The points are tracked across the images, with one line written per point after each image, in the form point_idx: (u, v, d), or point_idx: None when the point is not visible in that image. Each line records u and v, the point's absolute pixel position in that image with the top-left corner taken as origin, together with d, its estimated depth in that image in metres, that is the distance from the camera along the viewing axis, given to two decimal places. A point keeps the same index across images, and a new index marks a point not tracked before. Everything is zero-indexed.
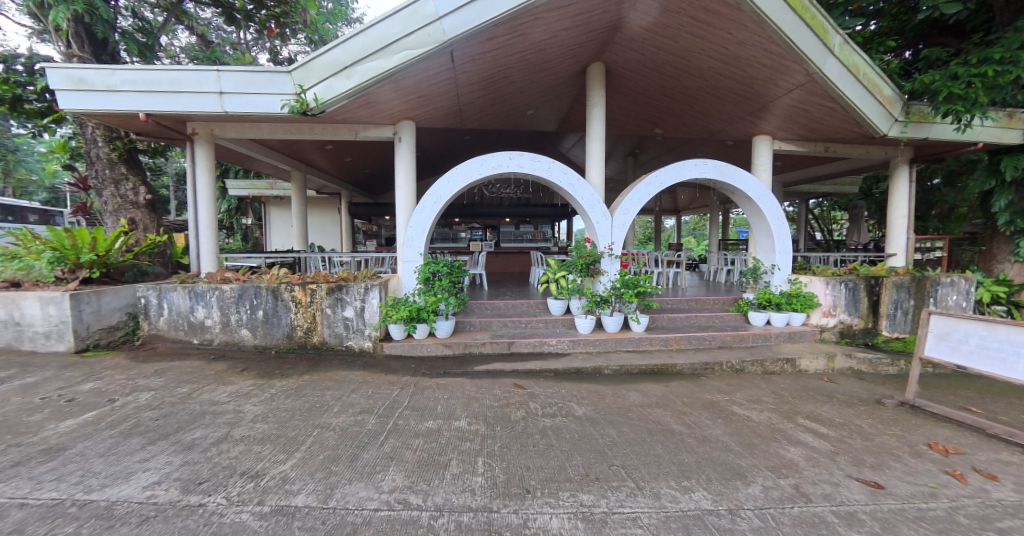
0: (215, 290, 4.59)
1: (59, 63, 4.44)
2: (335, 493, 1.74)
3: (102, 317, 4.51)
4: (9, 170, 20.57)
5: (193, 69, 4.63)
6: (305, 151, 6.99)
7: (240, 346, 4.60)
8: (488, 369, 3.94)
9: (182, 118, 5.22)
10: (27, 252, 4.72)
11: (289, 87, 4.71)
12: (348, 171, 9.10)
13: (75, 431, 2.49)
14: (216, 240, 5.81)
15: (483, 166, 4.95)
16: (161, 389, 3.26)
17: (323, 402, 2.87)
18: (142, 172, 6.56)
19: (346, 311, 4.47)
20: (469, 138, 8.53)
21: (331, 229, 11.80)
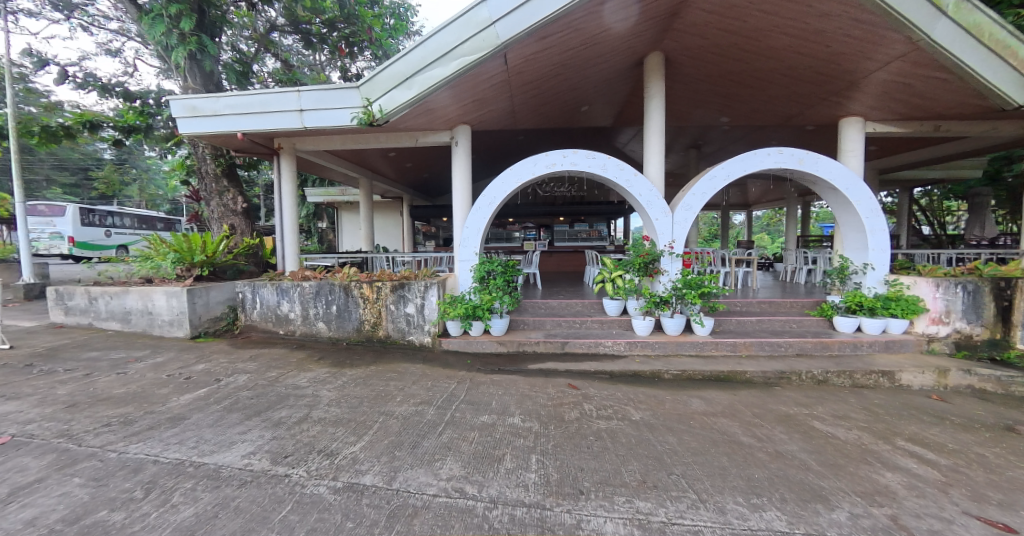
0: (297, 287, 5.12)
1: (178, 94, 5.24)
2: (398, 476, 1.86)
3: (210, 308, 5.25)
4: (142, 185, 24.63)
5: (278, 90, 5.21)
6: (371, 158, 7.52)
7: (317, 337, 5.09)
8: (542, 367, 3.95)
9: (271, 135, 5.90)
10: (156, 253, 5.64)
11: (357, 100, 5.11)
12: (409, 176, 9.62)
13: (190, 404, 2.94)
14: (298, 242, 6.47)
15: (536, 165, 4.96)
16: (255, 372, 3.73)
17: (387, 391, 3.08)
18: (239, 184, 7.53)
19: (408, 307, 4.74)
20: (522, 139, 8.60)
21: (394, 231, 12.59)
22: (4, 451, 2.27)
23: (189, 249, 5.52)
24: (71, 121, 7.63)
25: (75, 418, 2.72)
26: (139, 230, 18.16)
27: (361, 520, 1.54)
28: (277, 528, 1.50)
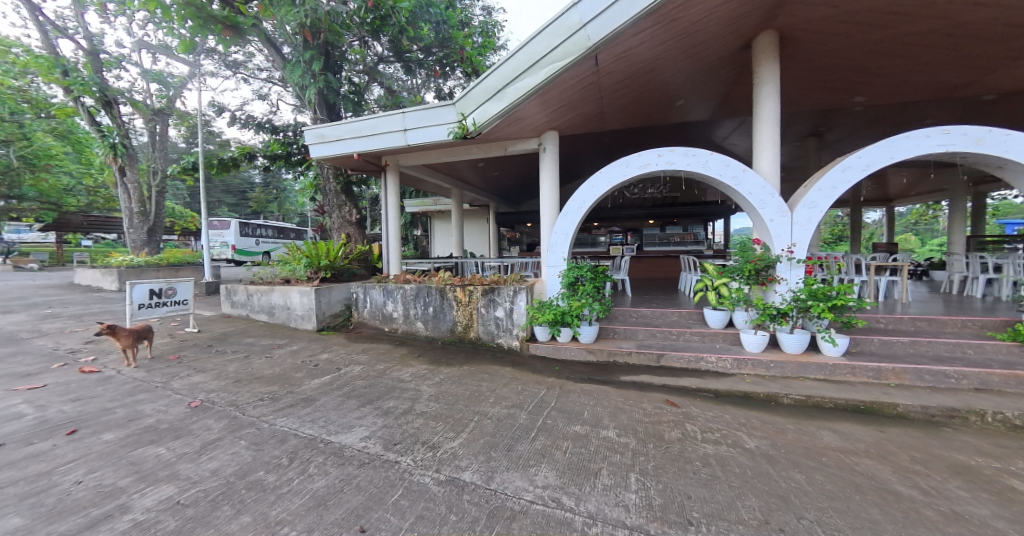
0: (400, 289, 5.66)
1: (312, 125, 6.24)
2: (495, 477, 1.91)
3: (331, 306, 6.09)
4: (282, 203, 29.86)
5: (386, 114, 5.85)
6: (463, 169, 8.00)
7: (416, 336, 5.54)
8: (634, 380, 3.73)
9: (379, 154, 6.63)
10: (293, 258, 6.74)
11: (453, 116, 5.48)
12: (495, 184, 10.00)
13: (319, 388, 3.42)
14: (400, 248, 7.16)
15: (628, 167, 4.73)
16: (366, 364, 4.19)
17: (480, 392, 3.20)
18: (354, 199, 8.63)
19: (497, 311, 4.90)
20: (609, 141, 8.33)
21: (481, 238, 13.18)
22: (197, 413, 2.91)
23: (317, 255, 6.47)
24: (237, 154, 9.61)
25: (240, 391, 3.37)
26: (280, 239, 22.02)
27: (463, 515, 1.62)
28: (391, 510, 1.65)
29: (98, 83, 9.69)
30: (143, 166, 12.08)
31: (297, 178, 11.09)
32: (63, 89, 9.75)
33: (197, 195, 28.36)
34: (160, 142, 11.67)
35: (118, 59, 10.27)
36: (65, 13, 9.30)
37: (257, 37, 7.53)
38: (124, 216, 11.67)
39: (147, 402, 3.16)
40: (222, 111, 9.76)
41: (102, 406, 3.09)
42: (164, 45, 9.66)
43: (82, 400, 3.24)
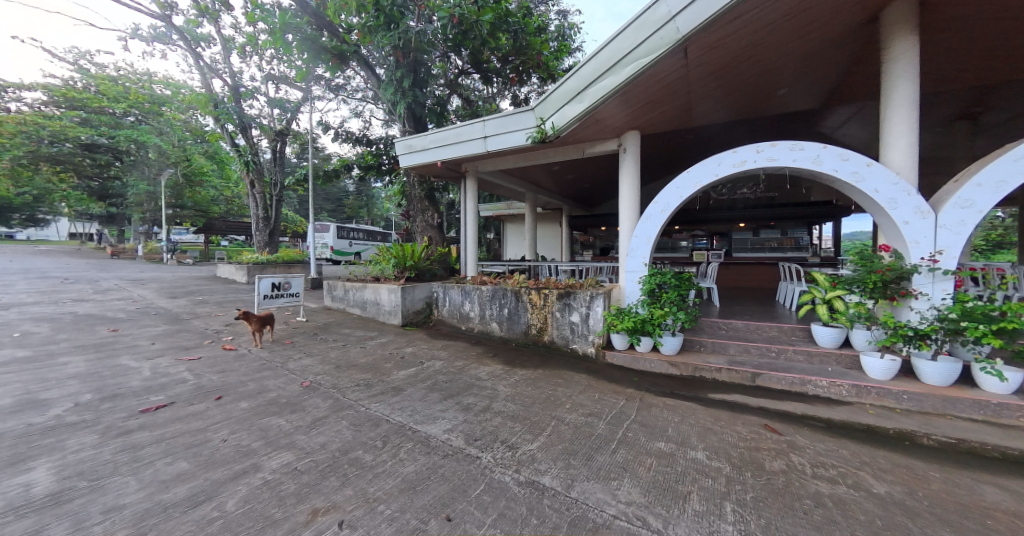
0: (477, 290, 5.89)
1: (402, 137, 6.81)
2: (576, 485, 1.87)
3: (414, 303, 6.55)
4: (372, 208, 33.08)
5: (468, 123, 6.14)
6: (539, 173, 8.05)
7: (491, 335, 5.70)
8: (725, 399, 3.39)
9: (460, 161, 6.98)
10: (383, 258, 7.40)
11: (532, 121, 5.55)
12: (569, 188, 9.90)
13: (406, 379, 3.70)
14: (477, 251, 7.44)
15: (720, 165, 4.33)
16: (446, 360, 4.42)
17: (556, 396, 3.17)
18: (435, 204, 9.19)
19: (573, 315, 4.83)
20: (694, 139, 7.74)
21: (553, 241, 13.14)
22: (307, 392, 3.34)
23: (403, 256, 7.01)
24: (338, 166, 10.86)
25: (340, 376, 3.79)
26: (369, 242, 24.39)
27: (544, 520, 1.62)
28: (474, 504, 1.71)
29: (238, 113, 11.71)
30: (267, 179, 14.30)
31: (386, 186, 12.17)
32: (213, 118, 11.96)
33: (305, 203, 32.71)
34: (280, 158, 13.71)
35: (251, 91, 12.31)
36: (216, 57, 11.41)
37: (357, 62, 8.44)
38: (252, 221, 13.92)
39: (271, 378, 3.72)
40: (327, 129, 11.14)
41: (237, 379, 3.71)
42: (284, 76, 11.33)
43: (225, 372, 3.92)
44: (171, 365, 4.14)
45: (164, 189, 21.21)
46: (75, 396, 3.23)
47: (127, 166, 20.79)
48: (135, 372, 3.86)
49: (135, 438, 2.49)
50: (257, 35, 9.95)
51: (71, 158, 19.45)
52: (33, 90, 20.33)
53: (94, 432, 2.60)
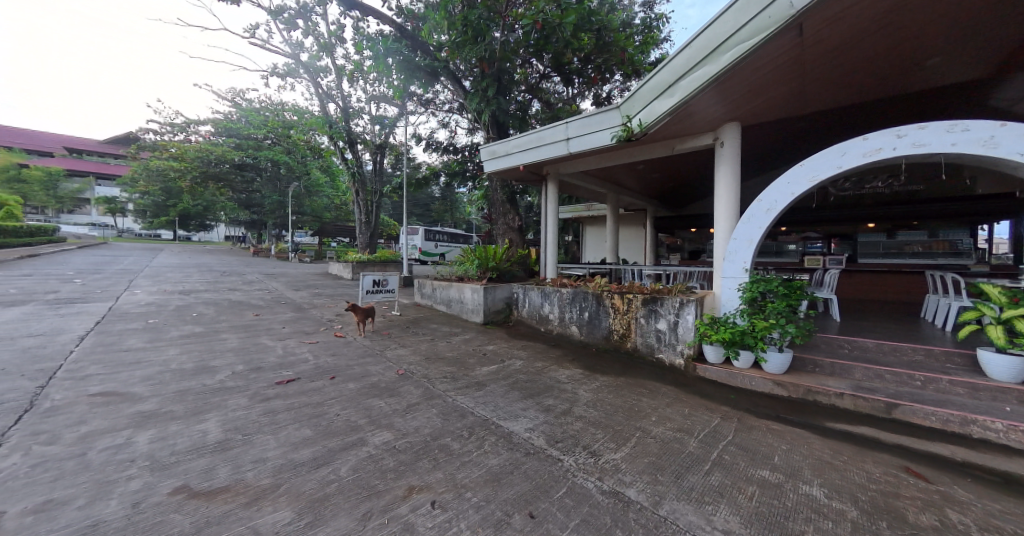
0: (557, 292, 5.89)
1: (487, 144, 7.14)
2: (664, 503, 1.77)
3: (495, 303, 6.80)
4: (455, 212, 35.12)
5: (550, 126, 6.19)
6: (622, 173, 7.77)
7: (570, 338, 5.64)
8: (849, 430, 2.89)
9: (541, 164, 7.06)
10: (467, 259, 7.81)
11: (617, 120, 5.39)
12: (654, 189, 9.35)
13: (488, 375, 3.86)
14: (557, 253, 7.44)
15: (845, 155, 3.68)
16: (526, 360, 4.50)
17: (640, 407, 3.03)
18: (516, 207, 9.43)
19: (659, 323, 4.56)
20: (809, 128, 6.73)
21: (636, 244, 12.53)
22: (402, 379, 3.69)
23: (486, 256, 7.32)
24: (428, 174, 11.76)
25: (429, 367, 4.11)
26: (453, 243, 25.94)
27: (629, 534, 1.56)
28: (557, 505, 1.72)
29: (347, 130, 13.39)
30: (369, 188, 16.11)
31: (470, 191, 12.83)
32: (328, 137, 13.84)
33: (399, 208, 36.01)
34: (379, 168, 15.32)
35: (358, 111, 14.00)
36: (331, 84, 13.18)
37: (446, 77, 9.03)
38: (357, 225, 15.79)
39: (372, 365, 4.17)
40: (419, 140, 12.14)
41: (346, 362, 4.25)
42: (384, 95, 12.64)
43: (336, 356, 4.52)
44: (297, 347, 4.90)
45: (290, 199, 25.15)
46: (232, 366, 4.01)
47: (265, 180, 25.12)
48: (272, 351, 4.67)
49: (273, 404, 3.01)
50: (363, 62, 11.28)
51: (228, 175, 24.15)
52: (204, 123, 25.67)
53: (245, 396, 3.20)
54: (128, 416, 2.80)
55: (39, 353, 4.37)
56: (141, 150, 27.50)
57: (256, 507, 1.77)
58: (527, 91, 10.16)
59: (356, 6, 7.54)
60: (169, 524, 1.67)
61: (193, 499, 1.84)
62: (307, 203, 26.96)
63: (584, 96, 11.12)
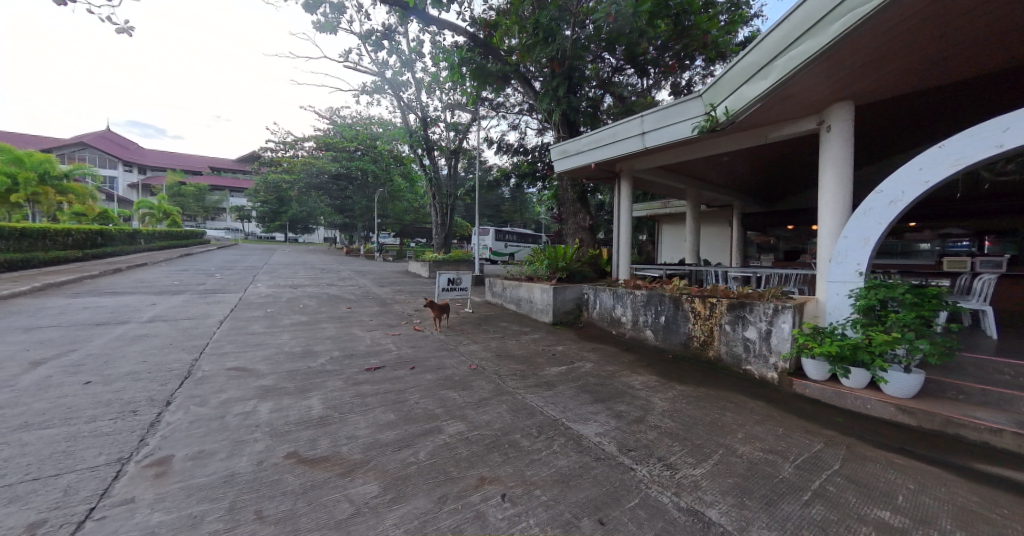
0: (630, 294, 5.65)
1: (557, 143, 7.14)
2: (752, 530, 1.61)
3: (564, 303, 6.75)
4: (524, 212, 35.64)
5: (624, 121, 5.95)
6: (705, 167, 7.17)
7: (644, 343, 5.38)
8: (1009, 476, 2.32)
9: (614, 161, 6.83)
10: (537, 259, 7.86)
11: (700, 109, 4.98)
12: (743, 183, 8.48)
13: (557, 375, 3.86)
14: (630, 253, 7.15)
15: (1008, 131, 2.88)
16: (596, 363, 4.41)
17: (723, 421, 2.78)
18: (587, 206, 9.25)
19: (748, 331, 4.14)
20: (959, 104, 5.40)
21: (720, 243, 11.48)
22: (474, 373, 3.85)
23: (556, 256, 7.30)
24: (499, 176, 12.08)
25: (500, 364, 4.23)
26: (522, 243, 26.32)
27: None
28: (628, 515, 1.67)
29: (425, 138, 14.30)
30: (444, 191, 17.05)
31: (540, 190, 12.89)
32: (409, 146, 14.93)
33: (471, 209, 37.51)
34: (454, 172, 16.12)
35: (435, 120, 14.90)
36: (411, 96, 14.19)
37: (517, 81, 9.11)
38: (433, 227, 16.82)
39: (447, 358, 4.42)
40: (491, 144, 12.52)
41: (425, 354, 4.57)
42: (458, 102, 13.26)
43: (416, 348, 4.88)
44: (382, 338, 5.39)
45: (377, 204, 27.66)
46: (330, 352, 4.56)
47: (356, 187, 27.98)
48: (361, 340, 5.20)
49: (363, 388, 3.35)
50: (439, 73, 11.94)
51: (327, 184, 27.36)
52: (308, 140, 29.38)
53: (340, 379, 3.61)
54: (253, 389, 3.34)
55: (192, 333, 5.42)
56: (261, 166, 32.42)
57: (350, 477, 1.99)
58: (598, 86, 9.88)
59: (434, 22, 8.02)
60: (283, 482, 1.96)
61: (301, 464, 2.14)
62: (390, 207, 29.41)
63: (661, 86, 10.50)
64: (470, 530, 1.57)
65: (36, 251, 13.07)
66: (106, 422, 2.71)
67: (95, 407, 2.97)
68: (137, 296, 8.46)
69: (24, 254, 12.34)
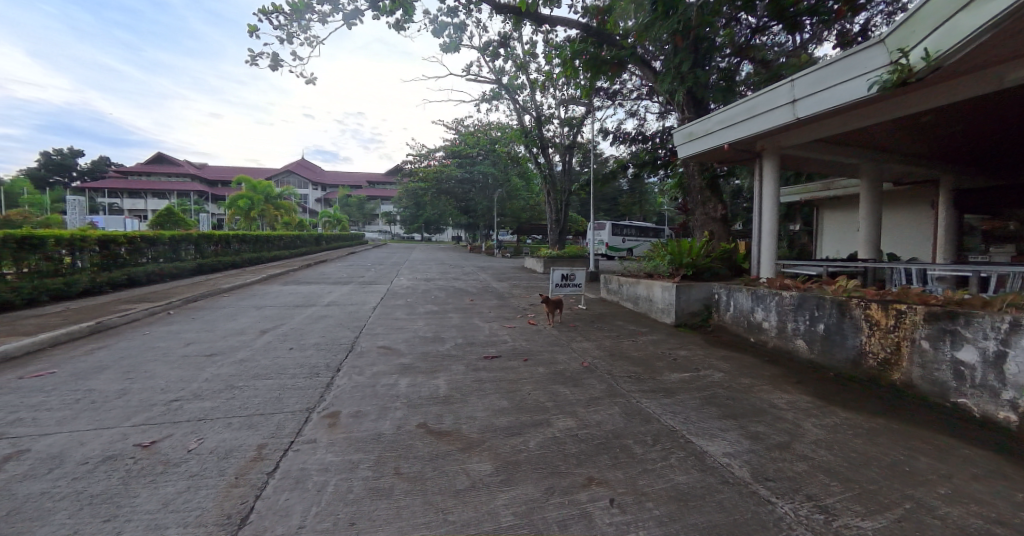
0: (775, 296, 4.80)
1: (681, 127, 6.58)
2: None
3: (690, 304, 6.14)
4: (643, 204, 33.42)
5: (768, 89, 5.02)
6: (893, 134, 5.53)
7: (793, 356, 4.50)
8: None
9: (753, 140, 5.88)
10: (659, 255, 7.32)
11: (883, 58, 3.75)
12: (955, 150, 6.29)
13: (679, 383, 3.53)
14: (775, 247, 6.06)
15: None
16: (728, 373, 3.88)
17: (912, 467, 2.13)
18: (719, 194, 8.17)
19: (960, 352, 2.95)
20: None
21: (913, 231, 8.79)
22: (586, 371, 3.80)
23: (680, 252, 6.63)
24: (615, 168, 11.57)
25: (613, 364, 4.07)
26: (641, 238, 24.72)
27: None
28: None
29: (540, 137, 14.61)
30: (559, 187, 17.16)
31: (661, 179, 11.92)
32: (525, 146, 15.47)
33: (586, 204, 36.89)
34: (568, 168, 16.09)
35: (549, 118, 15.11)
36: (527, 97, 14.66)
37: (635, 63, 8.42)
38: (548, 224, 17.10)
39: (561, 354, 4.46)
40: (606, 134, 12.07)
41: (538, 348, 4.70)
42: (572, 97, 13.17)
43: (529, 341, 5.06)
44: (499, 329, 5.75)
45: (496, 203, 29.50)
46: (455, 339, 5.07)
47: (478, 189, 30.33)
48: (482, 330, 5.63)
49: (482, 374, 3.64)
50: (553, 70, 12.05)
51: (454, 188, 30.33)
52: (439, 150, 33.04)
53: (463, 364, 3.99)
54: (396, 365, 3.94)
55: (355, 316, 6.69)
56: (403, 177, 37.87)
57: (469, 454, 2.18)
58: (732, 54, 8.54)
59: (546, 21, 8.11)
60: (415, 448, 2.26)
61: (429, 435, 2.43)
62: (508, 206, 31.01)
63: (823, 38, 8.55)
64: (576, 525, 1.56)
65: (264, 252, 17.89)
66: (301, 379, 3.55)
67: (295, 368, 3.92)
68: (321, 285, 10.84)
69: (257, 254, 17.03)
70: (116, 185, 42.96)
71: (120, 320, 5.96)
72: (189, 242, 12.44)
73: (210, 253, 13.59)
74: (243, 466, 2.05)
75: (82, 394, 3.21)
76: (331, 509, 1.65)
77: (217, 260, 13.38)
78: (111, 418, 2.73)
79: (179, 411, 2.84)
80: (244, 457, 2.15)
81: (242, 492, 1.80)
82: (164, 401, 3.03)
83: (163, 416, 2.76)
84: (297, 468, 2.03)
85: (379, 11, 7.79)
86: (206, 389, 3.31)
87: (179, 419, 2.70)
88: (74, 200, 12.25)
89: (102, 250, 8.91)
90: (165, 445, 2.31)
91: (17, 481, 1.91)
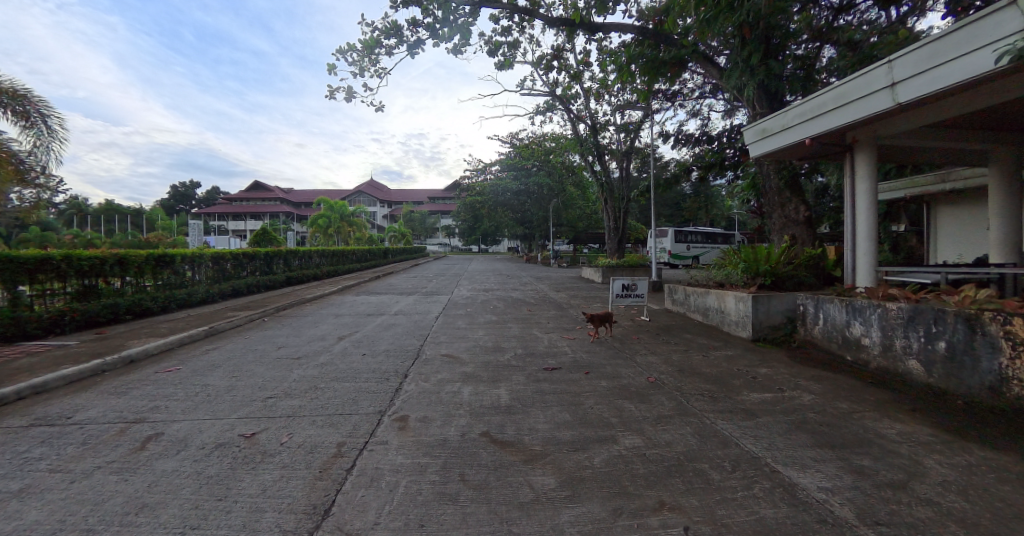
0: (877, 308, 4.19)
1: (753, 123, 6.18)
2: None
3: (770, 316, 5.58)
4: (710, 208, 31.30)
5: (862, 72, 4.44)
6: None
7: (905, 377, 3.87)
8: None
9: (842, 132, 5.27)
10: (731, 263, 6.82)
11: (1017, 21, 2.94)
12: None
13: (760, 404, 3.20)
14: (875, 251, 5.31)
15: None
16: (820, 396, 3.44)
17: None
18: (801, 193, 7.39)
19: None
20: None
21: None
22: (653, 387, 3.60)
23: (755, 259, 6.10)
24: (677, 171, 11.02)
25: (683, 380, 3.81)
26: (709, 243, 23.09)
27: None
28: None
29: (595, 144, 14.42)
30: (617, 194, 16.71)
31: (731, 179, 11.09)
32: (580, 154, 15.36)
33: (646, 211, 35.49)
34: (626, 174, 15.65)
35: (604, 125, 14.94)
36: (581, 106, 14.60)
37: (697, 60, 8.01)
38: (607, 232, 16.67)
39: (624, 367, 4.28)
40: (666, 137, 11.59)
41: (600, 361, 4.55)
42: (628, 101, 12.89)
43: (590, 353, 4.93)
44: (558, 340, 5.68)
45: (552, 213, 29.55)
46: (515, 349, 5.11)
47: (534, 200, 30.64)
48: (540, 340, 5.61)
49: (542, 386, 3.61)
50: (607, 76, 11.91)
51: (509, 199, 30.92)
52: (495, 164, 34.07)
53: (524, 375, 4.00)
54: (459, 373, 4.06)
55: (419, 324, 7.03)
56: (461, 192, 39.56)
57: (532, 466, 2.16)
58: (811, 39, 7.78)
59: (600, 29, 8.04)
60: (479, 456, 2.30)
61: (493, 444, 2.46)
62: (565, 215, 30.85)
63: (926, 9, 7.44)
64: None
65: (340, 265, 19.68)
66: (373, 384, 3.81)
67: (368, 372, 4.21)
68: (389, 295, 11.63)
69: (334, 267, 18.75)
70: (224, 210, 50.11)
71: (227, 325, 6.89)
72: (280, 258, 14.07)
73: (297, 266, 15.28)
74: (327, 461, 2.25)
75: (200, 388, 3.75)
76: (402, 509, 1.73)
77: (301, 273, 14.99)
78: (222, 410, 3.14)
79: (274, 408, 3.18)
80: (327, 452, 2.35)
81: (324, 485, 1.96)
82: (261, 398, 3.43)
83: (261, 411, 3.11)
84: (372, 467, 2.17)
85: (437, 38, 8.31)
86: (294, 389, 3.68)
87: (273, 414, 3.03)
88: (194, 224, 14.53)
89: (214, 265, 10.41)
90: (264, 437, 2.60)
91: (155, 458, 2.27)
